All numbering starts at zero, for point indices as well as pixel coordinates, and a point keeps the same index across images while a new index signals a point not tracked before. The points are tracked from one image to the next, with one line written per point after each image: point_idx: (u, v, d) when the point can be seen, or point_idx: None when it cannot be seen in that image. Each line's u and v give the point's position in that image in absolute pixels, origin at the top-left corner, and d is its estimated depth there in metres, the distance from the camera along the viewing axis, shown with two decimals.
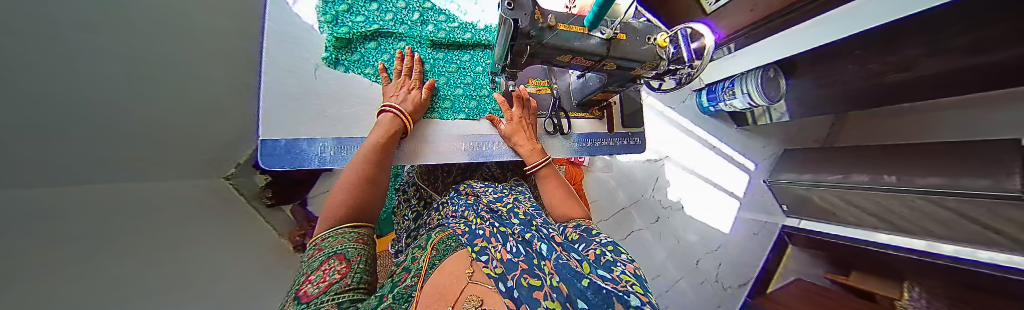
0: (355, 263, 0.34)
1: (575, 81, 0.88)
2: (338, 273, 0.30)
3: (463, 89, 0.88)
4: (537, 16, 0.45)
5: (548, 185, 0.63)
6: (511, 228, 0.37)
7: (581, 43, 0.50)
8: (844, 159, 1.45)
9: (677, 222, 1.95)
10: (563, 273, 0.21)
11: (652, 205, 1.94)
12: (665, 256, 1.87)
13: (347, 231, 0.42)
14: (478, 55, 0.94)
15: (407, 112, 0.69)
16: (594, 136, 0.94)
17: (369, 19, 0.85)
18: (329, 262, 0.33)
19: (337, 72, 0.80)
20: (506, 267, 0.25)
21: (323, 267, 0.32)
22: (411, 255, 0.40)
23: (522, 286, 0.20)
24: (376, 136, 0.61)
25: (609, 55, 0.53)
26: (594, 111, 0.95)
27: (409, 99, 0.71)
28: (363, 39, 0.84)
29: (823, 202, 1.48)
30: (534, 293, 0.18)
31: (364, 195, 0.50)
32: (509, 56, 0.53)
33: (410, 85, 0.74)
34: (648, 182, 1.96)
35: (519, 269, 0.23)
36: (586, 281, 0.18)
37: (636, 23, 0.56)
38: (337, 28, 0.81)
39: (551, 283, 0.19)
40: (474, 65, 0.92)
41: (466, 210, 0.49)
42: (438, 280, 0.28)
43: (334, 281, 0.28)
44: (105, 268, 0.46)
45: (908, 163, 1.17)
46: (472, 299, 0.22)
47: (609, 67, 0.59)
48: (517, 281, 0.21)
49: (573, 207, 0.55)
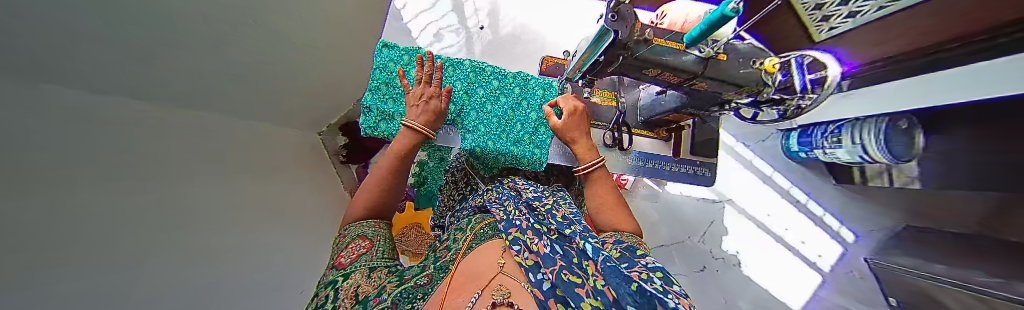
0: (376, 242, 0.51)
1: (646, 98, 0.82)
2: (362, 249, 0.47)
3: (518, 133, 0.79)
4: (636, 29, 0.45)
5: (596, 189, 0.65)
6: (546, 226, 0.43)
7: (676, 59, 0.48)
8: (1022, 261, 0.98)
9: (732, 280, 1.62)
10: (609, 277, 0.27)
11: (699, 252, 1.69)
12: None
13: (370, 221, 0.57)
14: (519, 87, 0.81)
15: (423, 122, 0.65)
16: (655, 157, 0.87)
17: (395, 96, 0.74)
18: (355, 242, 0.49)
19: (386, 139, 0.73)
20: (544, 259, 0.32)
21: (351, 245, 0.49)
22: (453, 234, 0.51)
23: (564, 281, 0.27)
24: (400, 145, 0.64)
25: (702, 74, 0.49)
26: (660, 131, 0.88)
27: (430, 111, 0.65)
28: (386, 120, 0.74)
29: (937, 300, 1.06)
30: (577, 288, 0.25)
31: (383, 200, 0.60)
32: (594, 65, 0.54)
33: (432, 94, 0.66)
34: (699, 225, 1.72)
35: (557, 265, 0.30)
36: (635, 286, 0.25)
37: (740, 45, 0.50)
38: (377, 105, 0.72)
39: (592, 284, 0.26)
40: (521, 100, 0.81)
41: (506, 201, 0.54)
42: (474, 264, 0.36)
43: (360, 254, 0.45)
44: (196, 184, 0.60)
45: None
46: (501, 290, 0.28)
47: (697, 87, 0.54)
48: (559, 275, 0.28)
49: (620, 217, 0.59)
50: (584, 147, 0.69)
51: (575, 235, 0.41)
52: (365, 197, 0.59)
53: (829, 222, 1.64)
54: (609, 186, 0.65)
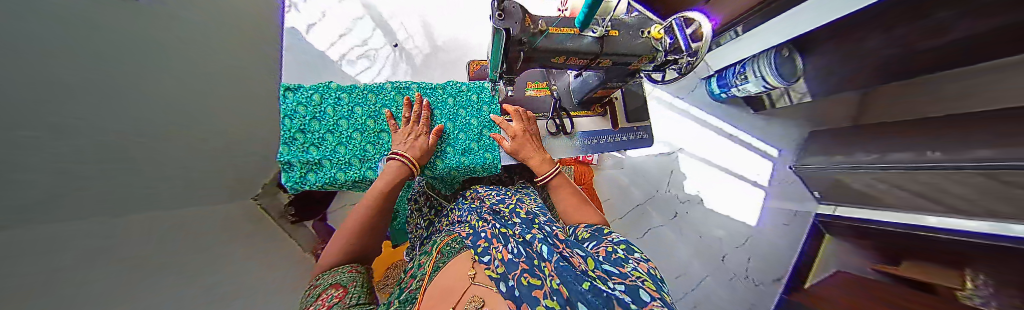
0: (351, 289, 0.42)
1: (574, 81, 0.88)
2: (335, 299, 0.38)
3: (464, 143, 0.77)
4: (528, 22, 0.46)
5: (560, 194, 0.65)
6: (512, 229, 0.42)
7: (574, 43, 0.50)
8: (876, 139, 1.30)
9: (698, 216, 1.85)
10: (563, 275, 0.24)
11: (668, 200, 1.87)
12: (688, 255, 1.77)
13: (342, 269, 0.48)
14: (451, 97, 0.79)
15: (413, 159, 0.64)
16: (596, 133, 0.92)
17: (315, 143, 0.69)
18: (329, 291, 0.40)
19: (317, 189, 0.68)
20: (508, 266, 0.28)
21: (322, 296, 0.39)
22: (420, 260, 0.47)
23: (523, 285, 0.23)
24: (383, 182, 0.59)
25: (602, 53, 0.53)
26: (596, 108, 0.94)
27: (417, 145, 0.66)
28: (313, 170, 0.68)
29: (860, 186, 1.28)
30: (534, 292, 0.21)
31: (357, 244, 0.54)
32: (504, 63, 0.54)
33: (418, 131, 0.69)
34: (661, 177, 1.90)
35: (519, 269, 0.27)
36: (586, 284, 0.22)
37: (628, 19, 0.55)
38: (295, 157, 0.66)
39: (551, 285, 0.22)
40: (456, 109, 0.79)
41: (471, 214, 0.53)
42: (442, 283, 0.34)
43: (333, 304, 0.36)
44: (116, 295, 0.50)
45: (932, 140, 1.05)
46: (475, 301, 0.27)
47: (604, 64, 0.59)
48: (518, 280, 0.24)
49: (585, 215, 0.58)
50: (537, 161, 0.71)
51: (540, 231, 0.41)
52: (343, 240, 0.53)
53: (755, 146, 1.94)
54: (569, 188, 0.66)
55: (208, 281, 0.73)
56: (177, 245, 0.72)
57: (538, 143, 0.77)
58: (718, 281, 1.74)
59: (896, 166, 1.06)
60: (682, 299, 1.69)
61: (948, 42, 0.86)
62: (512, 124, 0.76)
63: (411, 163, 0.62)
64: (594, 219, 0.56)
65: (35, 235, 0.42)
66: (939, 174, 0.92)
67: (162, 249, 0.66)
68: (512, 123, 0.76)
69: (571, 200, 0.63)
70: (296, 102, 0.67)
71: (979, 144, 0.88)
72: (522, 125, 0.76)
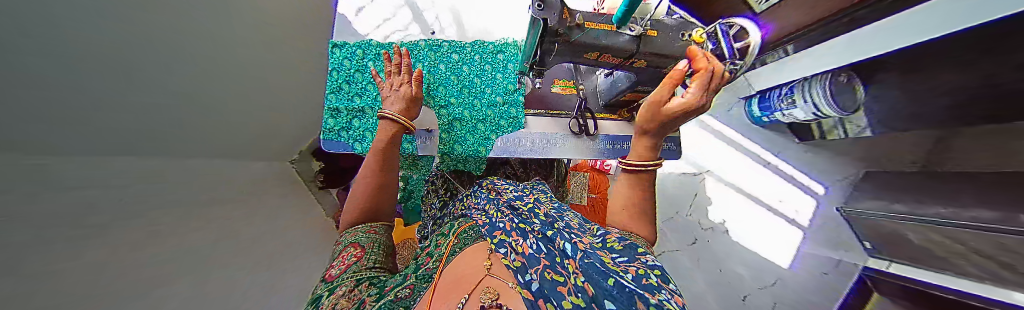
0: (368, 248, 0.48)
1: (603, 82, 0.86)
2: (353, 258, 0.44)
3: (490, 97, 0.80)
4: (565, 16, 0.47)
5: (620, 186, 0.58)
6: (530, 226, 0.42)
7: (610, 41, 0.50)
8: (953, 190, 1.11)
9: (722, 245, 1.71)
10: (589, 274, 0.24)
11: (688, 224, 1.76)
12: (706, 286, 1.62)
13: (365, 226, 0.56)
14: (480, 54, 0.83)
15: (404, 115, 0.63)
16: (620, 138, 0.90)
17: (359, 92, 0.77)
18: (347, 250, 0.47)
19: (357, 134, 0.76)
20: (527, 261, 0.29)
21: (343, 254, 0.46)
22: (435, 241, 0.50)
23: (545, 279, 0.23)
24: (377, 144, 0.61)
25: (638, 52, 0.52)
26: (622, 112, 0.92)
27: (400, 97, 0.61)
28: (357, 117, 0.77)
29: (925, 241, 1.10)
30: (558, 287, 0.21)
31: (375, 200, 0.59)
32: (536, 54, 0.54)
33: (399, 81, 0.62)
34: (686, 198, 1.77)
35: (541, 264, 0.27)
36: (613, 282, 0.21)
37: (668, 20, 0.53)
38: (344, 102, 0.75)
39: (574, 283, 0.21)
40: (484, 65, 0.82)
41: (489, 203, 0.55)
42: (458, 269, 0.34)
43: (351, 264, 0.41)
44: (169, 236, 0.59)
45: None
46: (488, 292, 0.25)
47: (638, 64, 0.58)
48: (540, 274, 0.25)
49: (636, 226, 0.52)
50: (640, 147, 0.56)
51: (559, 233, 0.40)
52: (359, 200, 0.58)
53: (798, 178, 1.75)
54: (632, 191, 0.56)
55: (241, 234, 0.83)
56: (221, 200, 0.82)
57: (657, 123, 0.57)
58: None
59: (968, 221, 0.94)
60: None
61: None
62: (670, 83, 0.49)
63: (395, 119, 0.60)
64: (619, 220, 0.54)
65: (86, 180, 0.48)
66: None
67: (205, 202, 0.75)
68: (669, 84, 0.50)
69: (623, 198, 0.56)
70: (347, 53, 0.77)
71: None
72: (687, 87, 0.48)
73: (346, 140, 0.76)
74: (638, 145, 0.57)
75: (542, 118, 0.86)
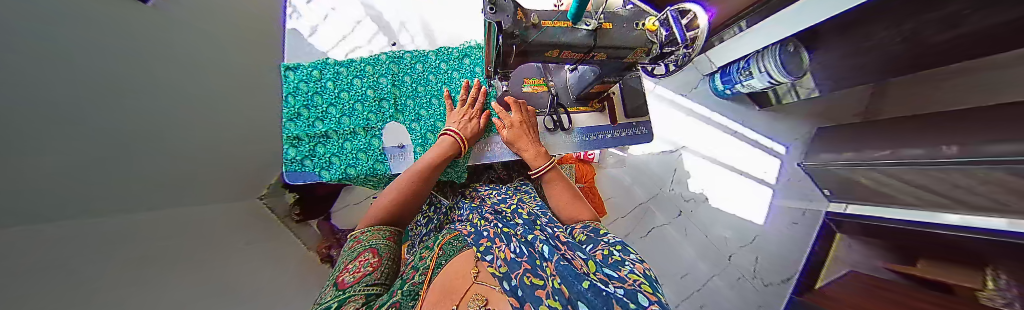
0: (384, 258, 0.43)
1: (572, 77, 0.88)
2: (370, 266, 0.38)
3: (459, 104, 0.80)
4: (519, 16, 0.46)
5: (554, 188, 0.66)
6: (514, 229, 0.41)
7: (568, 37, 0.50)
8: (887, 134, 1.26)
9: (704, 214, 1.82)
10: (564, 275, 0.24)
11: (673, 199, 1.85)
12: (695, 254, 1.74)
13: (382, 230, 0.51)
14: (445, 62, 0.83)
15: (464, 136, 0.71)
16: (596, 129, 0.92)
17: (320, 117, 0.72)
18: (365, 255, 0.41)
19: (323, 162, 0.71)
20: (510, 266, 0.29)
21: (360, 259, 0.40)
22: (420, 253, 0.47)
23: (527, 285, 0.23)
24: (432, 156, 0.64)
25: (596, 45, 0.53)
26: (594, 103, 0.93)
27: (469, 127, 0.73)
28: (321, 143, 0.72)
29: (873, 183, 1.23)
30: (537, 292, 0.22)
31: (400, 206, 0.56)
32: (499, 58, 0.54)
33: (472, 114, 0.75)
34: (665, 175, 1.87)
35: (521, 268, 0.27)
36: (586, 283, 0.22)
37: (622, 11, 0.55)
38: (303, 128, 0.70)
39: (552, 285, 0.22)
40: (451, 73, 0.83)
41: (472, 213, 0.53)
42: (444, 280, 0.35)
43: (367, 273, 0.36)
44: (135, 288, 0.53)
45: (946, 135, 1.01)
46: (477, 299, 0.30)
47: (600, 57, 0.59)
48: (522, 279, 0.25)
49: (580, 209, 0.59)
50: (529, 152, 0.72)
51: (541, 233, 0.40)
52: (386, 198, 0.55)
53: (761, 143, 1.90)
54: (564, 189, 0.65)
55: (216, 280, 0.75)
56: (188, 246, 0.74)
57: (535, 136, 0.77)
58: (725, 282, 1.70)
59: (908, 161, 1.04)
60: (690, 298, 1.66)
61: (964, 33, 0.83)
62: (512, 114, 0.76)
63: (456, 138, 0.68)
64: (585, 215, 0.57)
65: (50, 235, 0.44)
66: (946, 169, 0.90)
67: (171, 250, 0.69)
68: (512, 114, 0.76)
69: (564, 197, 0.63)
70: (299, 76, 0.71)
71: (992, 136, 0.85)
72: (522, 117, 0.76)
73: (312, 170, 0.71)
74: (552, 192, 0.65)
75: None
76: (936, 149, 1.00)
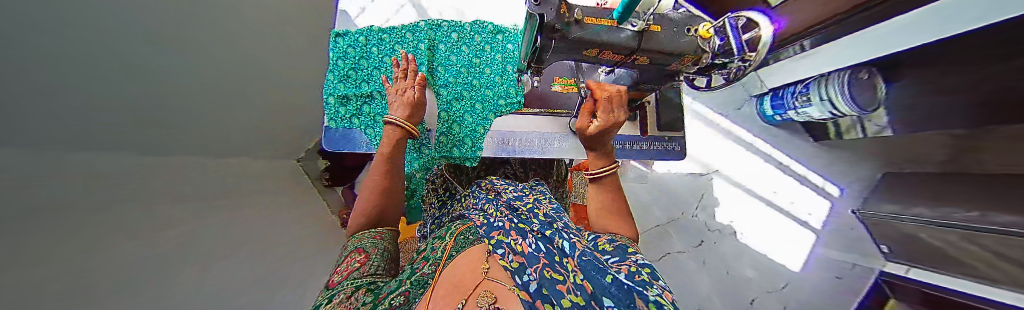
0: (372, 255, 0.45)
1: (605, 80, 0.84)
2: (357, 263, 0.41)
3: (489, 77, 0.82)
4: (564, 11, 0.45)
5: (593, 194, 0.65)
6: (530, 226, 0.41)
7: (609, 36, 0.48)
8: (980, 192, 1.04)
9: (728, 247, 1.67)
10: (587, 272, 0.23)
11: (694, 224, 1.72)
12: (711, 288, 1.60)
13: (369, 232, 0.53)
14: (479, 35, 0.85)
15: (404, 117, 0.63)
16: (625, 138, 0.88)
17: (365, 79, 0.76)
18: (352, 255, 0.44)
19: (365, 120, 0.77)
20: (526, 260, 0.28)
21: (347, 260, 0.43)
22: (433, 243, 0.48)
23: (544, 278, 0.22)
24: (386, 149, 0.62)
25: (639, 48, 0.51)
26: (624, 110, 0.89)
27: (406, 102, 0.64)
28: (366, 102, 0.77)
29: (947, 246, 1.04)
30: (559, 285, 0.20)
31: (375, 205, 0.56)
32: (534, 53, 0.53)
33: (407, 86, 0.66)
34: (689, 198, 1.75)
35: (540, 263, 0.26)
36: (609, 278, 0.21)
37: (673, 14, 0.51)
38: (348, 87, 0.75)
39: (575, 281, 0.21)
40: (484, 45, 0.84)
41: (487, 204, 0.54)
42: (455, 276, 0.33)
43: (354, 269, 0.39)
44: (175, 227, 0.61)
45: None
46: (487, 295, 0.25)
47: (641, 61, 0.57)
48: (539, 272, 0.24)
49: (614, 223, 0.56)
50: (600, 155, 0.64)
51: (558, 232, 0.38)
52: (359, 204, 0.56)
53: (811, 180, 1.69)
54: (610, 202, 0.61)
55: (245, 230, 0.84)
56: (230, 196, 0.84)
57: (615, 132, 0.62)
58: None
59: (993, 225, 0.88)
60: None
61: None
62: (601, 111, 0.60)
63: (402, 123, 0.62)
64: (625, 231, 0.54)
65: None
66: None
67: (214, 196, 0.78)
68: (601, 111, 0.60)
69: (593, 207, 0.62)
70: (348, 40, 0.77)
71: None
72: (608, 116, 0.58)
73: (359, 138, 0.77)
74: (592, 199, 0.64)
75: (541, 118, 0.85)
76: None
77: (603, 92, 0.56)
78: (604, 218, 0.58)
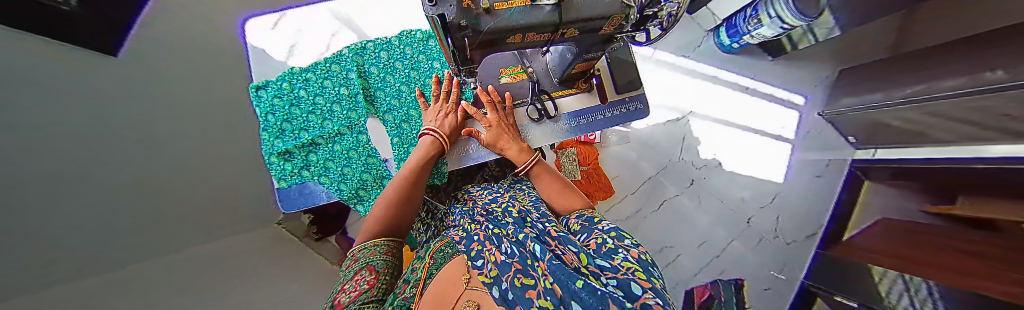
0: (381, 275, 0.42)
1: (551, 59, 0.82)
2: (367, 284, 0.38)
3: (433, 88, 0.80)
4: (468, 3, 0.40)
5: (543, 181, 0.62)
6: (505, 229, 0.39)
7: (529, 17, 0.45)
8: (919, 67, 1.13)
9: (717, 180, 1.75)
10: (557, 274, 0.22)
11: (682, 168, 1.78)
12: (711, 221, 1.70)
13: (378, 244, 0.50)
14: (409, 47, 0.81)
15: (444, 134, 0.70)
16: (585, 112, 0.87)
17: (303, 126, 0.71)
18: (361, 273, 0.40)
19: (318, 170, 0.72)
20: (501, 269, 0.27)
21: (356, 277, 0.39)
22: (415, 263, 0.46)
23: (516, 287, 0.22)
24: (416, 157, 0.65)
25: (562, 22, 0.48)
26: (580, 84, 0.88)
27: (448, 123, 0.72)
28: (312, 150, 0.72)
29: (905, 123, 1.13)
30: (528, 293, 0.20)
31: (396, 215, 0.56)
32: (456, 53, 0.51)
33: (447, 109, 0.73)
34: (674, 145, 1.79)
35: (512, 270, 0.25)
36: (581, 282, 0.19)
37: None
38: (286, 140, 0.69)
39: (545, 283, 0.21)
40: (418, 56, 0.81)
41: (464, 217, 0.52)
42: (437, 288, 0.33)
43: (363, 291, 0.35)
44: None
45: (989, 59, 0.89)
46: (470, 303, 0.27)
47: (570, 35, 0.55)
48: (512, 280, 0.23)
49: (572, 199, 0.55)
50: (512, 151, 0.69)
51: (531, 230, 0.39)
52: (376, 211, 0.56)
53: (777, 96, 1.77)
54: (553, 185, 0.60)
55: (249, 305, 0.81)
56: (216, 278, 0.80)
57: (516, 134, 0.75)
58: (745, 244, 1.66)
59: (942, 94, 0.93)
60: (708, 267, 1.64)
61: None
62: (487, 114, 0.75)
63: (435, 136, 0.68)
64: (579, 203, 0.54)
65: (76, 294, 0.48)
66: (980, 100, 0.81)
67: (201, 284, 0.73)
68: (487, 114, 0.74)
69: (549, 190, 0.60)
70: (268, 90, 0.69)
71: None
72: (497, 116, 0.74)
73: (318, 190, 0.73)
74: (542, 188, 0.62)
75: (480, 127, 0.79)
76: (969, 77, 0.90)
77: (490, 95, 0.75)
78: (563, 195, 0.57)
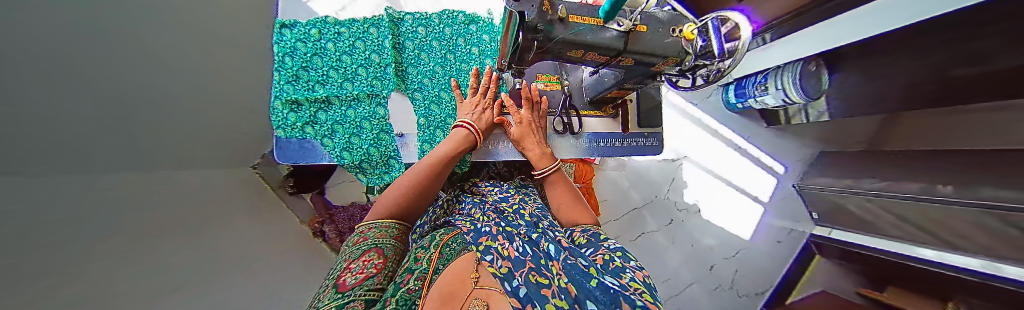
0: (388, 260, 0.42)
1: (588, 78, 0.84)
2: (374, 268, 0.38)
3: (463, 76, 0.80)
4: (546, 7, 0.42)
5: (555, 189, 0.64)
6: (516, 229, 0.40)
7: (593, 37, 0.47)
8: (888, 166, 1.26)
9: (694, 224, 1.85)
10: (571, 274, 0.24)
11: (666, 205, 1.86)
12: (680, 261, 1.79)
13: (388, 226, 0.50)
14: (449, 28, 0.80)
15: (478, 129, 0.69)
16: (607, 136, 0.89)
17: (320, 80, 0.67)
18: (369, 254, 0.41)
19: (323, 130, 0.68)
20: (513, 265, 0.27)
21: (364, 258, 0.39)
22: (422, 248, 0.46)
23: (530, 284, 0.23)
24: (445, 148, 0.63)
25: (625, 50, 0.50)
26: (607, 109, 0.90)
27: (483, 119, 0.71)
28: (322, 109, 0.68)
29: (861, 211, 1.24)
30: (542, 291, 0.21)
31: (412, 203, 0.55)
32: (516, 51, 0.49)
33: (485, 103, 0.72)
34: (663, 183, 1.87)
35: (526, 266, 0.26)
36: (594, 281, 0.22)
37: (659, 13, 0.50)
38: (299, 90, 0.65)
39: (559, 284, 0.22)
40: (456, 39, 0.80)
41: (474, 208, 0.52)
42: (445, 277, 0.33)
43: (370, 276, 0.35)
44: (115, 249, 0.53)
45: (944, 174, 1.01)
46: (479, 303, 0.27)
47: (625, 63, 0.56)
48: (527, 276, 0.24)
49: (581, 214, 0.56)
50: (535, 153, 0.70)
51: (544, 235, 0.39)
52: (389, 194, 0.55)
53: (764, 162, 1.90)
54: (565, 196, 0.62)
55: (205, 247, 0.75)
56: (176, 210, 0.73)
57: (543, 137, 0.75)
58: (703, 289, 1.77)
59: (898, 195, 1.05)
60: (666, 303, 1.73)
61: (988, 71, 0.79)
62: (521, 110, 0.74)
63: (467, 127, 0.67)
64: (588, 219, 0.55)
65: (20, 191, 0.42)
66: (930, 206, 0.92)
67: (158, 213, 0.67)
68: (521, 110, 0.74)
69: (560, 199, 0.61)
70: (291, 34, 0.65)
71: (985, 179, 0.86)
72: (530, 114, 0.74)
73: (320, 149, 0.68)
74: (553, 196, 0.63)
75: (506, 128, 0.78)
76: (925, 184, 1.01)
77: (530, 93, 0.74)
78: (571, 209, 0.58)
